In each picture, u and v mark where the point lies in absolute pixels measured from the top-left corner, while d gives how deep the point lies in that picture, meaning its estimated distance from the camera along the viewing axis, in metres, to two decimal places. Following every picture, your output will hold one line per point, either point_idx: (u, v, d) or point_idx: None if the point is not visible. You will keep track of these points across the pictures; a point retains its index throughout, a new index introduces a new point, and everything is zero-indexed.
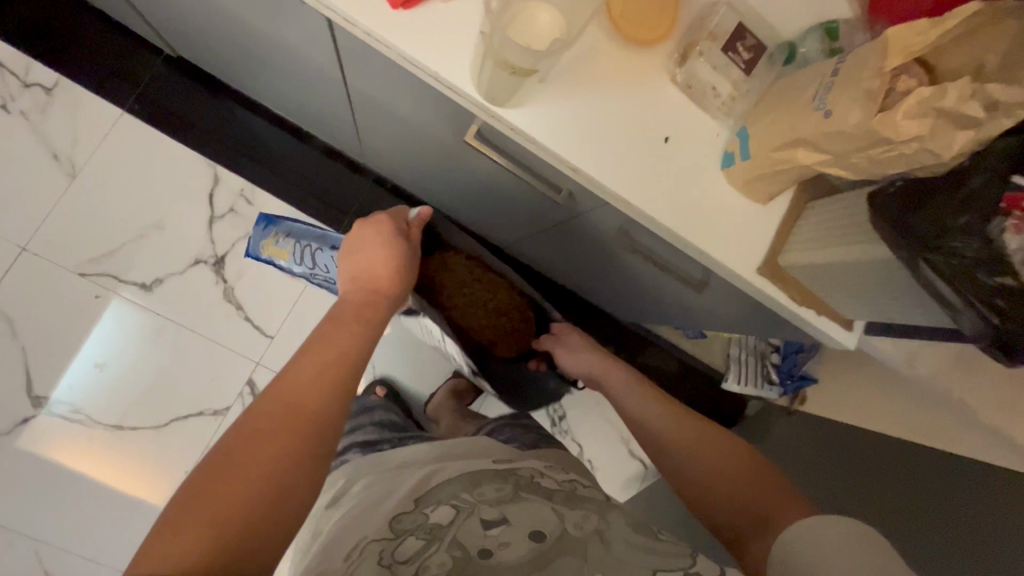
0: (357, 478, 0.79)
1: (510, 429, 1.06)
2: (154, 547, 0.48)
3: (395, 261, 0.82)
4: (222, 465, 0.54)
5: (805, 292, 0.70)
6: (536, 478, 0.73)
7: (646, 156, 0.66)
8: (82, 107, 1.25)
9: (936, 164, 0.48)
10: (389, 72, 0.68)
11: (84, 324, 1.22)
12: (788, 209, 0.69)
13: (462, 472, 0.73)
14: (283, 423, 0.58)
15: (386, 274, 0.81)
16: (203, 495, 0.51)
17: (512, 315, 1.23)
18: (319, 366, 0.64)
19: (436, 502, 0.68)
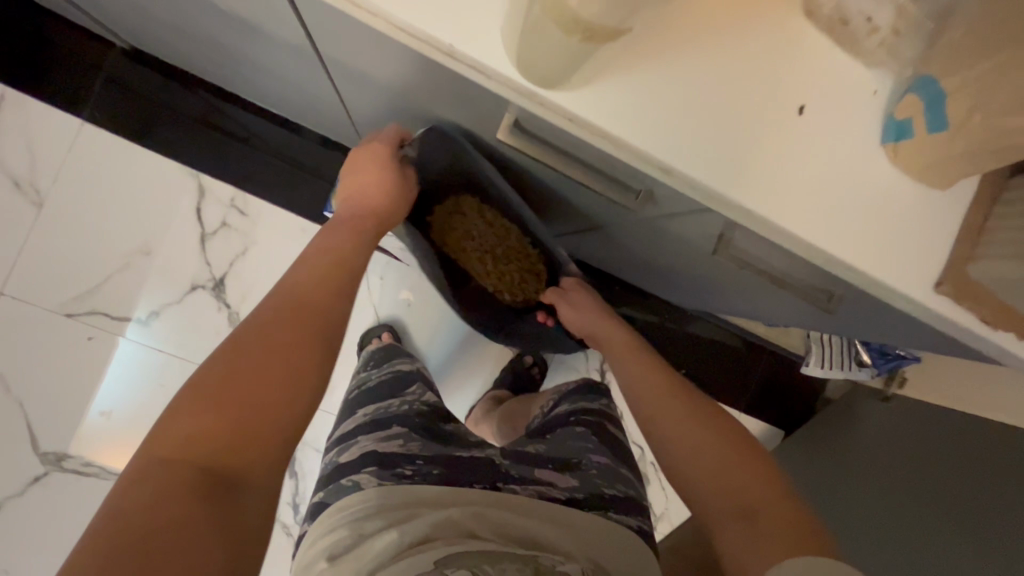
0: (368, 527, 0.64)
1: (581, 435, 0.84)
2: (166, 427, 0.45)
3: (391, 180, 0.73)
4: (229, 356, 0.49)
5: (1006, 309, 0.48)
6: (557, 563, 0.59)
7: (772, 136, 0.44)
8: (35, 121, 1.06)
9: None
10: (382, 47, 0.47)
11: (81, 367, 1.09)
12: (976, 194, 0.47)
13: (480, 545, 0.59)
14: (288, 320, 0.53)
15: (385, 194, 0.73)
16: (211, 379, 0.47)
17: (527, 267, 0.99)
18: (322, 272, 0.60)
19: (458, 562, 0.56)
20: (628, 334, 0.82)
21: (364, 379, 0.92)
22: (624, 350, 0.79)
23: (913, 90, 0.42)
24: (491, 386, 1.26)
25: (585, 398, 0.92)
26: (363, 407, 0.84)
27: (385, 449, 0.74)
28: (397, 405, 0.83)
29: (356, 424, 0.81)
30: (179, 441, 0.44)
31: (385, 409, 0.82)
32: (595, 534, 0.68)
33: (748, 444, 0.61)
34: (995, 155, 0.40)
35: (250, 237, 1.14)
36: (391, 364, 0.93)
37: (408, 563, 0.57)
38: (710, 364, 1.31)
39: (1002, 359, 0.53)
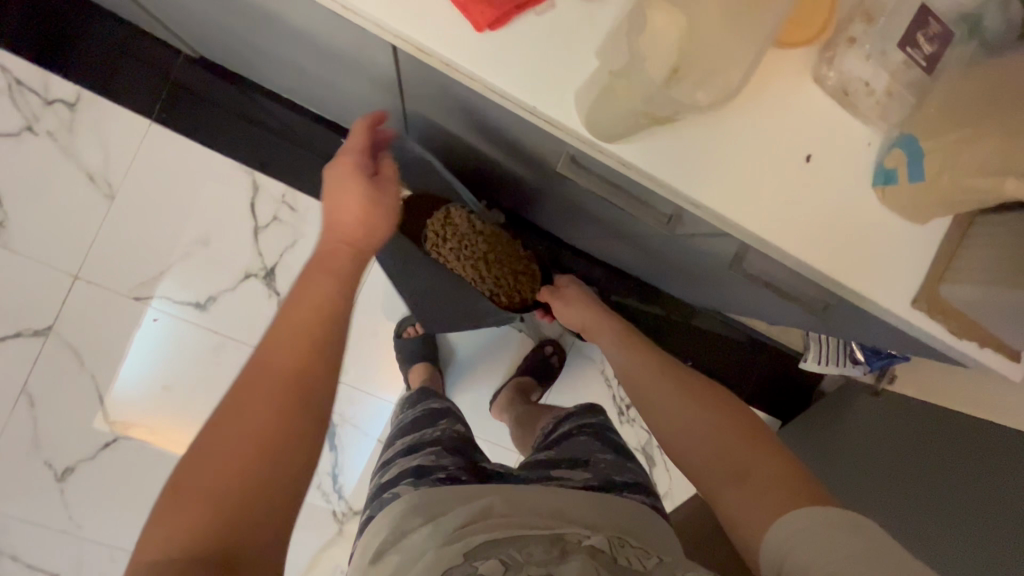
0: (408, 524, 0.64)
1: (587, 440, 0.85)
2: (162, 516, 0.41)
3: (365, 209, 0.64)
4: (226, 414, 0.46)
5: (969, 321, 0.59)
6: (584, 538, 0.59)
7: (784, 180, 0.54)
8: (107, 120, 1.15)
9: None
10: (467, 94, 0.58)
11: (146, 346, 1.20)
12: (950, 229, 0.57)
13: (508, 531, 0.60)
14: (275, 385, 0.48)
15: (364, 229, 0.64)
16: (202, 458, 0.44)
17: (517, 267, 1.12)
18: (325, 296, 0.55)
19: (487, 553, 0.56)
20: (614, 321, 0.92)
21: (400, 413, 0.98)
22: (618, 334, 0.88)
23: (900, 146, 0.52)
24: (512, 373, 1.36)
25: (587, 415, 0.92)
26: (400, 438, 0.88)
27: (418, 460, 0.78)
28: (430, 433, 0.86)
29: (393, 454, 0.85)
30: (184, 506, 0.41)
31: (420, 436, 0.85)
32: (617, 512, 0.69)
33: (738, 412, 0.68)
34: (961, 201, 0.50)
35: (298, 231, 1.24)
36: (422, 404, 0.95)
37: (442, 551, 0.58)
38: (712, 358, 1.42)
39: (967, 362, 0.64)
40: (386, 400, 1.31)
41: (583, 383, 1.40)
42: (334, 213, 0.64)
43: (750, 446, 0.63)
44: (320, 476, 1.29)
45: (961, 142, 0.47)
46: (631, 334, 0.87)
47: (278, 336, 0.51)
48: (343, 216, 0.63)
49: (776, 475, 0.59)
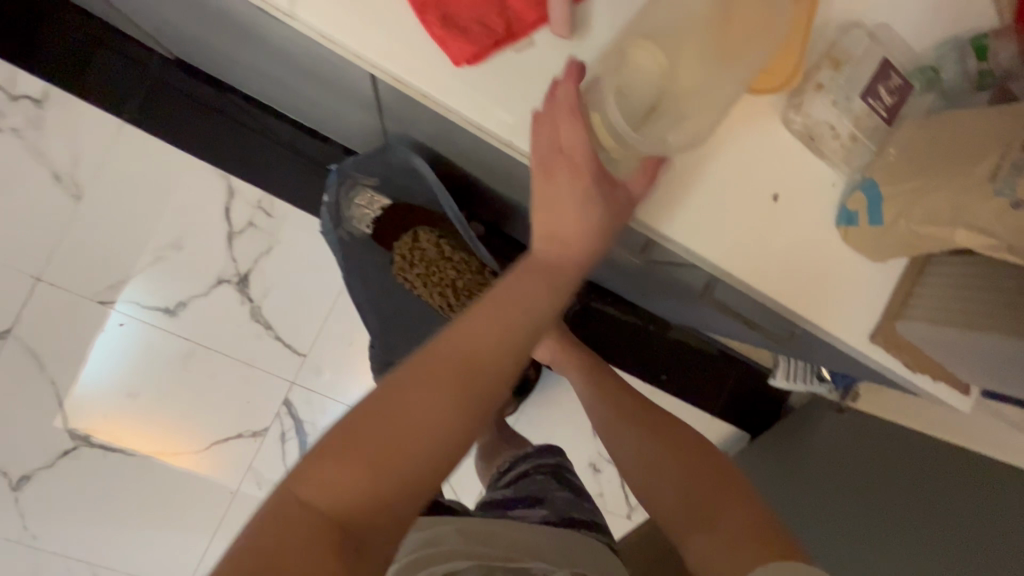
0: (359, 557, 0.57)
1: (544, 479, 0.78)
2: (328, 455, 0.39)
3: (596, 218, 0.49)
4: (430, 369, 0.42)
5: (921, 356, 0.62)
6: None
7: (751, 218, 0.55)
8: (75, 118, 1.12)
9: None
10: (446, 121, 0.58)
11: (111, 352, 1.17)
12: (905, 270, 0.60)
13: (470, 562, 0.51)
14: (460, 387, 0.42)
15: (588, 244, 0.49)
16: (379, 419, 0.40)
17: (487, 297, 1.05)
18: (547, 297, 0.46)
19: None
20: (584, 358, 0.95)
21: None
22: (592, 374, 0.91)
23: (861, 190, 0.54)
24: None
25: (543, 457, 0.84)
26: None
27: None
28: None
29: None
30: (370, 448, 0.39)
31: None
32: (583, 553, 0.59)
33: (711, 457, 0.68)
34: (914, 248, 0.53)
35: (274, 237, 1.22)
36: None
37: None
38: (686, 374, 1.45)
39: (921, 393, 0.67)
40: None
41: (558, 395, 1.40)
42: (558, 218, 0.49)
43: (722, 492, 0.63)
44: None
45: (913, 194, 0.49)
46: (600, 373, 0.91)
47: (492, 308, 0.44)
48: (568, 226, 0.49)
49: (745, 521, 0.58)
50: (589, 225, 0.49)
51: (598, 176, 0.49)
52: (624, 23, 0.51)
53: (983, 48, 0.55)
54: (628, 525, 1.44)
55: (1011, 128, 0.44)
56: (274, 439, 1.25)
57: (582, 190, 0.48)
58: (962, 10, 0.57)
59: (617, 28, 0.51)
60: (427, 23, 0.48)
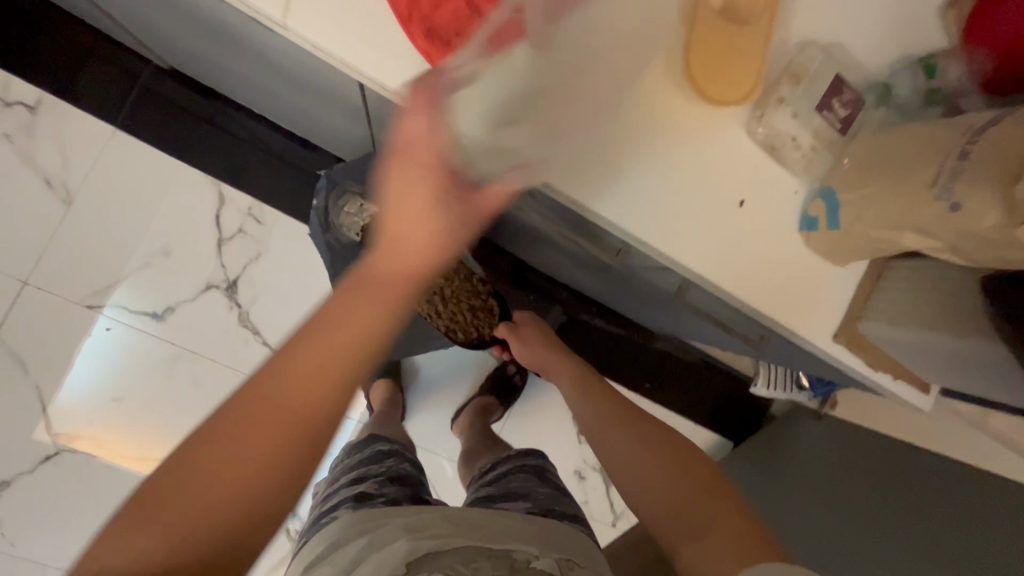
0: (344, 537, 0.55)
1: (527, 477, 0.78)
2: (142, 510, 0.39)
3: (439, 226, 0.48)
4: (243, 416, 0.42)
5: (882, 356, 0.65)
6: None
7: (718, 220, 0.59)
8: (69, 125, 1.13)
9: None
10: None
11: (97, 357, 1.17)
12: (866, 273, 0.62)
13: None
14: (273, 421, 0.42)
15: (433, 250, 0.48)
16: (194, 466, 0.40)
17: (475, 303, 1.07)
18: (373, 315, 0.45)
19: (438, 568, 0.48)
20: (573, 362, 0.95)
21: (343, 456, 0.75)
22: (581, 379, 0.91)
23: (821, 197, 0.57)
24: (474, 393, 1.38)
25: (528, 457, 0.83)
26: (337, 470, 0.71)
27: (357, 487, 0.65)
28: (373, 470, 0.69)
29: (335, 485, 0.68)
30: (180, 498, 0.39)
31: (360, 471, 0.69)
32: (565, 538, 0.60)
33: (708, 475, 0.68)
34: (871, 251, 0.56)
35: (264, 244, 1.24)
36: (368, 446, 0.75)
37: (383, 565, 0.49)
38: (669, 382, 1.47)
39: (885, 393, 0.70)
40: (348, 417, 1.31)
41: (544, 402, 1.42)
42: (398, 235, 0.48)
43: (714, 507, 0.63)
44: None
45: (866, 199, 0.53)
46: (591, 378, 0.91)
47: (313, 334, 0.44)
48: (405, 238, 0.47)
49: (734, 534, 0.59)
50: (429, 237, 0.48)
51: (444, 184, 0.47)
52: None
53: (932, 67, 0.60)
54: (613, 532, 1.44)
55: (950, 138, 0.48)
56: None
57: (422, 201, 0.47)
58: (912, 33, 0.62)
59: None
60: (412, 34, 0.50)
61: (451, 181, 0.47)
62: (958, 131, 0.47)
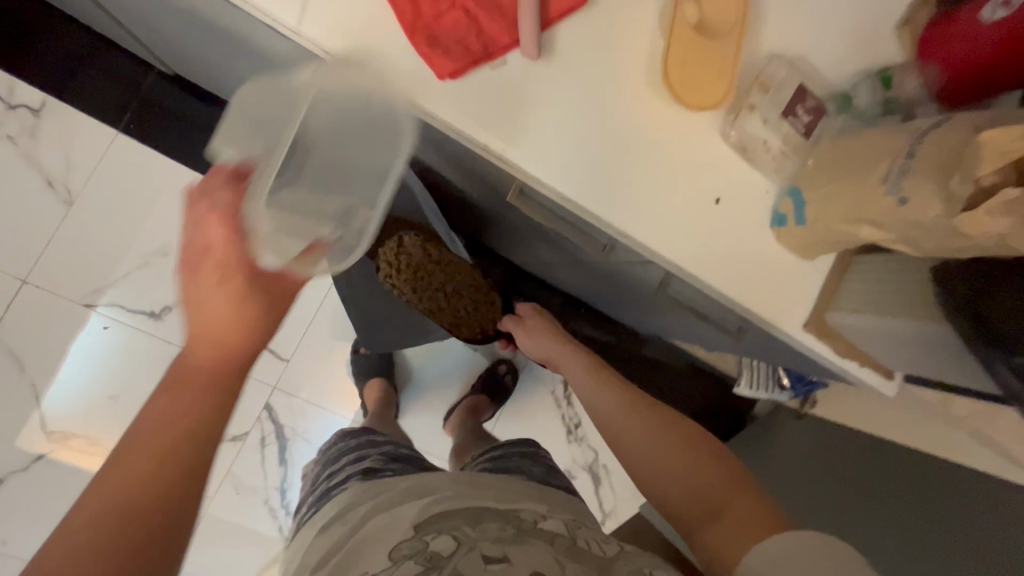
0: (357, 500, 0.51)
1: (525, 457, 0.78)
2: None
3: (250, 308, 0.55)
4: (78, 525, 0.43)
5: (848, 344, 0.70)
6: (543, 517, 0.44)
7: (696, 216, 0.64)
8: (72, 128, 1.16)
9: (998, 250, 0.47)
10: (430, 130, 0.65)
11: (93, 355, 1.19)
12: (832, 267, 0.68)
13: (461, 499, 0.45)
14: (111, 518, 0.43)
15: (252, 326, 0.55)
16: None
17: (476, 296, 1.01)
18: (196, 395, 0.51)
19: (438, 524, 0.41)
20: (576, 349, 0.87)
21: (336, 446, 0.72)
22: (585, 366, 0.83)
23: (789, 196, 0.63)
24: (465, 393, 1.40)
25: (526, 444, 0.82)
26: (336, 455, 0.70)
27: (362, 464, 0.64)
28: (372, 452, 0.68)
29: (337, 468, 0.67)
30: None
31: (363, 450, 0.68)
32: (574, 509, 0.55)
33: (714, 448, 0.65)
34: (836, 244, 0.61)
35: None
36: (362, 435, 0.72)
37: (379, 528, 0.43)
38: (657, 383, 1.51)
39: (855, 381, 0.75)
40: (341, 416, 1.33)
41: (534, 402, 1.45)
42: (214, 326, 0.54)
43: (727, 485, 0.60)
44: (267, 490, 1.28)
45: (828, 197, 0.58)
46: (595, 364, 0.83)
47: (137, 432, 0.48)
48: (215, 326, 0.54)
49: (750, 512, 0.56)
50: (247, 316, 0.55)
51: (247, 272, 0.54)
52: (585, 47, 0.59)
53: (888, 78, 0.66)
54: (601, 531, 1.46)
55: (901, 140, 0.53)
56: (253, 444, 1.27)
57: (232, 288, 0.54)
58: (870, 51, 0.68)
59: (580, 50, 0.59)
60: (415, 41, 0.55)
61: (254, 273, 0.55)
62: (905, 136, 0.52)
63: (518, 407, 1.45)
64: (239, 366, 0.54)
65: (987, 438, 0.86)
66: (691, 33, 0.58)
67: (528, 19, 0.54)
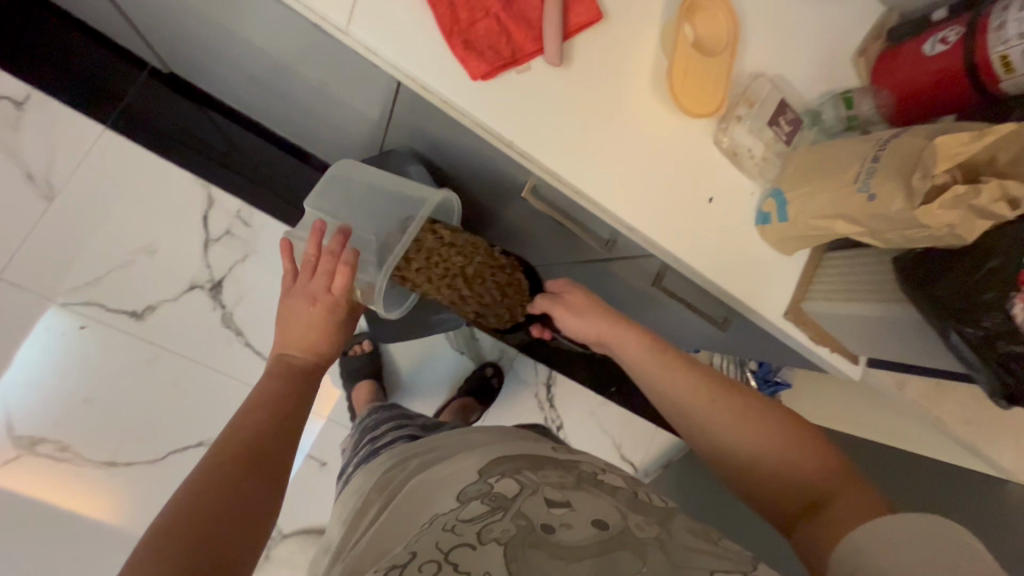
0: (405, 456, 0.62)
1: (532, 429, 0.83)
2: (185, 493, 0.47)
3: (337, 329, 0.73)
4: (237, 433, 0.55)
5: (819, 330, 0.79)
6: (601, 472, 0.51)
7: (693, 213, 0.71)
8: (57, 121, 1.14)
9: (951, 237, 0.56)
10: (452, 128, 0.69)
11: (68, 356, 1.14)
12: (808, 261, 0.76)
13: (522, 452, 0.53)
14: (268, 430, 0.57)
15: (329, 342, 0.72)
16: (218, 464, 0.51)
17: (500, 279, 0.88)
18: (299, 380, 0.67)
19: (503, 472, 0.48)
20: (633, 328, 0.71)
21: (378, 415, 0.86)
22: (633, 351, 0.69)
23: (772, 197, 0.71)
24: (453, 396, 1.42)
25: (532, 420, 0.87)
26: (382, 423, 0.82)
27: (406, 429, 0.76)
28: (415, 421, 0.80)
29: (384, 429, 0.79)
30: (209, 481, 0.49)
31: (407, 420, 0.81)
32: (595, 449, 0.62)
33: (810, 429, 0.58)
34: (812, 238, 0.69)
35: (251, 246, 1.25)
36: (401, 408, 0.85)
37: (451, 473, 0.51)
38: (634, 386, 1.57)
39: (826, 366, 0.83)
40: (327, 418, 1.32)
41: (518, 406, 1.48)
42: (295, 333, 0.71)
43: (827, 475, 0.53)
44: None
45: (807, 197, 0.66)
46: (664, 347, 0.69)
47: (260, 390, 0.63)
48: (298, 335, 0.71)
49: (857, 502, 0.49)
50: (321, 331, 0.71)
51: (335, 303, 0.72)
52: (598, 59, 0.66)
53: (850, 99, 0.75)
54: None
55: (868, 147, 0.62)
56: None
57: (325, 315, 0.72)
58: (835, 76, 0.79)
59: (593, 62, 0.66)
60: (451, 45, 0.60)
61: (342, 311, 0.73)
62: (870, 144, 0.62)
63: (502, 411, 1.47)
64: (320, 372, 0.71)
65: (937, 420, 0.96)
66: (690, 51, 0.66)
67: (553, 29, 0.61)
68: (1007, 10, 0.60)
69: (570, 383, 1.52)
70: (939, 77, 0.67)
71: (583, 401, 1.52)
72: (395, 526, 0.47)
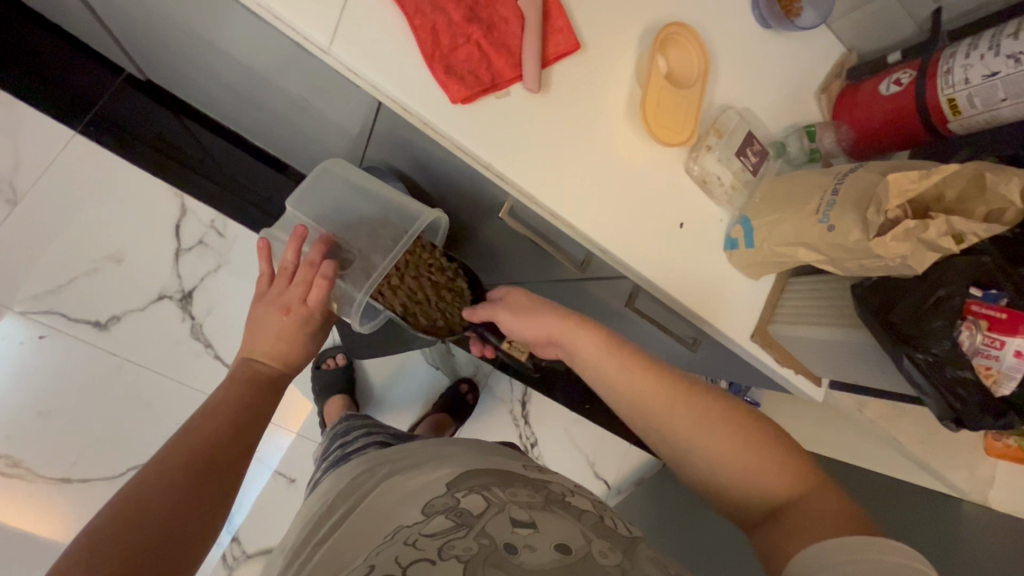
0: (376, 463, 0.62)
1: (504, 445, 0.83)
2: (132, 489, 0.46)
3: (306, 341, 0.73)
4: (195, 434, 0.54)
5: (784, 352, 0.82)
6: (569, 494, 0.51)
7: (664, 236, 0.73)
8: (24, 125, 1.11)
9: (903, 267, 0.60)
10: (432, 148, 0.70)
11: (24, 367, 1.10)
12: (774, 285, 0.80)
13: (492, 468, 0.53)
14: (228, 435, 0.56)
15: (296, 354, 0.71)
16: (170, 464, 0.50)
17: (438, 280, 0.89)
18: (266, 389, 0.66)
19: (471, 488, 0.49)
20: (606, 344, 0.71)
21: (350, 424, 0.85)
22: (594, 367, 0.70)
23: (740, 223, 0.74)
24: (427, 411, 1.41)
25: None
26: (353, 431, 0.81)
27: (379, 437, 0.75)
28: (388, 429, 0.79)
29: (355, 436, 0.78)
30: (157, 480, 0.48)
31: (381, 429, 0.80)
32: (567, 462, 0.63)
33: (772, 438, 0.58)
34: (777, 264, 0.72)
35: (224, 257, 1.23)
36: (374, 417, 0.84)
37: (418, 486, 0.51)
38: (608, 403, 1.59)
39: (791, 388, 0.86)
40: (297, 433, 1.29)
41: (493, 422, 1.47)
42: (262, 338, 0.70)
43: (787, 478, 0.55)
44: None
45: (772, 225, 0.69)
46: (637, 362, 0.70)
47: (225, 393, 0.62)
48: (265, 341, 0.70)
49: (814, 512, 0.51)
50: (290, 341, 0.71)
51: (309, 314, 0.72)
52: (575, 87, 0.68)
53: (812, 133, 0.79)
54: None
55: (829, 180, 0.65)
56: None
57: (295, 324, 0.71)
58: (800, 110, 0.83)
59: (571, 89, 0.68)
60: (433, 69, 0.61)
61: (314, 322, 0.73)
62: (830, 177, 0.65)
63: (476, 427, 1.46)
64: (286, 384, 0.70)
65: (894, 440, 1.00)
66: (663, 84, 0.69)
67: (532, 59, 0.64)
68: (954, 56, 0.65)
69: (545, 399, 1.52)
70: (893, 111, 0.72)
71: (558, 418, 1.53)
72: (357, 534, 0.47)
